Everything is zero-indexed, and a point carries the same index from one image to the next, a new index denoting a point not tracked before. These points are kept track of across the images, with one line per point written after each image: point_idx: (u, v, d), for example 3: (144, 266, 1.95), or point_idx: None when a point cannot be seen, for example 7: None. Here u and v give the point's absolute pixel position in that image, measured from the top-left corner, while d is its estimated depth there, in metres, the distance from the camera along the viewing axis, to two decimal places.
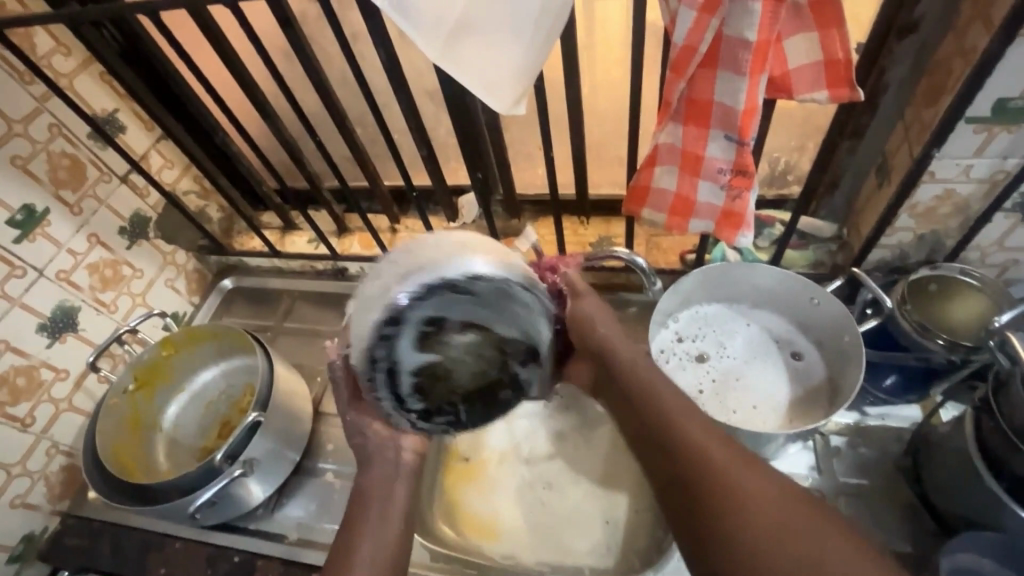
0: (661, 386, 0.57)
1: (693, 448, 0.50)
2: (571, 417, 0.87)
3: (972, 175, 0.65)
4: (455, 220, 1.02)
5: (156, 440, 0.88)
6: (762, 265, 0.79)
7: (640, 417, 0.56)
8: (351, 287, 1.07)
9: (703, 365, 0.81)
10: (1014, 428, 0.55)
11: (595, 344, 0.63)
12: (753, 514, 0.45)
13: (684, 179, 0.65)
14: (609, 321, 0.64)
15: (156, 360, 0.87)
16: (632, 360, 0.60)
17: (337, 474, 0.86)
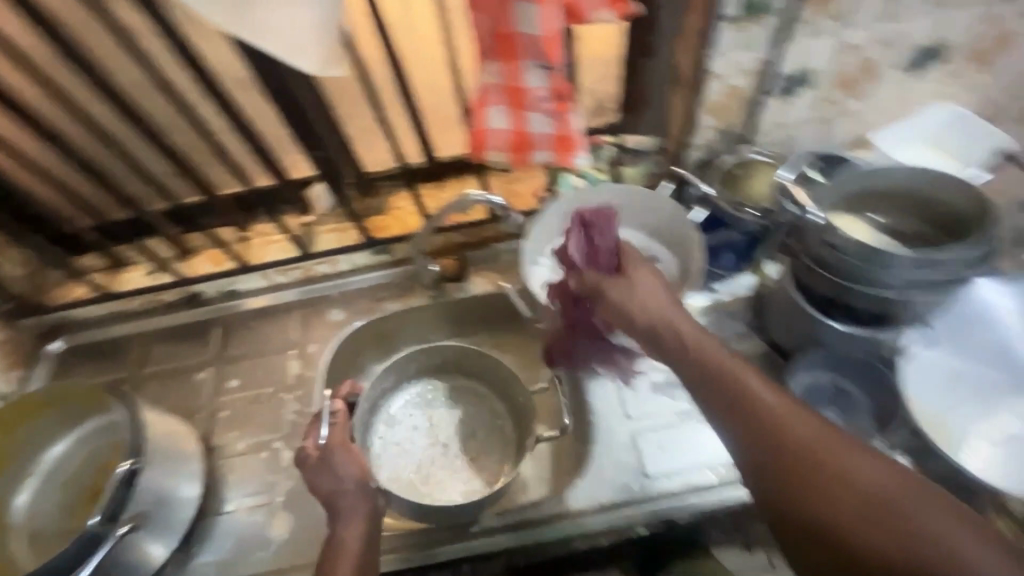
0: (730, 357, 0.55)
1: (773, 417, 0.51)
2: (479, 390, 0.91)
3: (742, 68, 0.77)
4: (309, 214, 0.99)
5: (10, 536, 0.75)
6: (607, 187, 0.87)
7: (704, 387, 0.55)
8: (213, 310, 0.98)
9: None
10: (812, 258, 0.67)
11: (622, 314, 0.61)
12: (823, 473, 0.47)
13: (515, 115, 0.69)
14: (647, 299, 0.60)
15: None
16: (697, 344, 0.56)
17: (246, 503, 0.80)
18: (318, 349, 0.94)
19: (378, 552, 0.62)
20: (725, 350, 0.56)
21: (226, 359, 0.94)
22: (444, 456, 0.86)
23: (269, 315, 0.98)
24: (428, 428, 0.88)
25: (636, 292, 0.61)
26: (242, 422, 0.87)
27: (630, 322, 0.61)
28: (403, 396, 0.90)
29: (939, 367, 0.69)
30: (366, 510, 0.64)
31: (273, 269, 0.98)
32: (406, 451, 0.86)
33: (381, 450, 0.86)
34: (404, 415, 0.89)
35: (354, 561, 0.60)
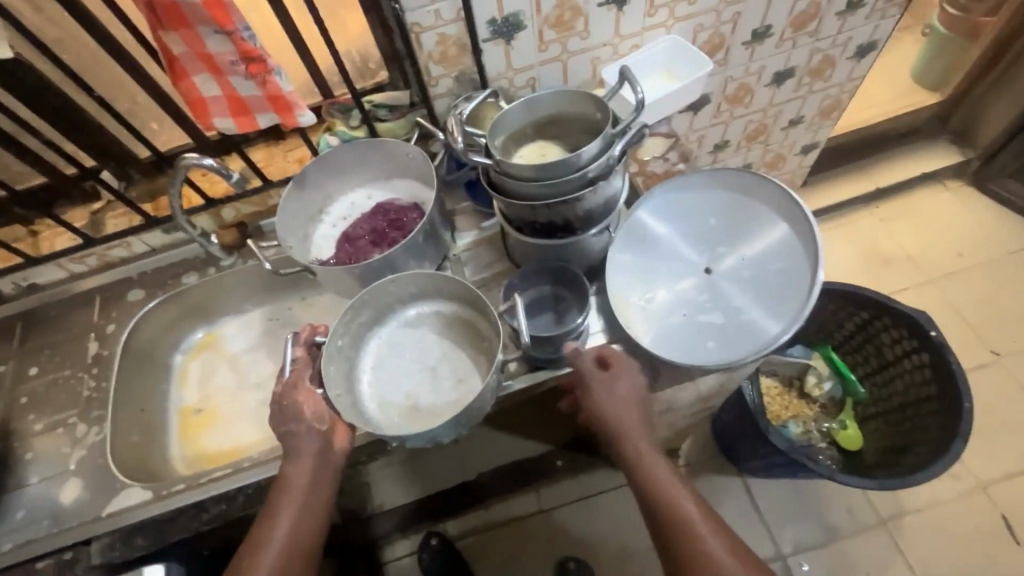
0: (660, 459, 0.73)
1: (675, 504, 0.70)
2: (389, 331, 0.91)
3: (446, 18, 0.84)
4: (97, 203, 1.03)
5: None
6: (351, 145, 0.95)
7: (645, 493, 0.72)
8: (12, 307, 1.01)
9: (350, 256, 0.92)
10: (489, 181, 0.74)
11: (607, 429, 0.75)
12: (695, 550, 0.67)
13: (219, 81, 0.75)
14: (634, 420, 0.74)
15: None
16: (637, 445, 0.73)
17: (43, 475, 0.85)
18: (117, 329, 0.98)
19: (324, 488, 0.74)
20: (659, 454, 0.73)
21: (28, 349, 0.98)
22: (429, 388, 0.86)
23: (66, 304, 1.01)
24: (417, 359, 0.89)
25: (614, 399, 0.73)
26: (41, 404, 0.92)
27: (609, 430, 0.74)
28: (383, 331, 0.91)
29: (633, 265, 0.79)
30: (316, 447, 0.74)
31: (65, 259, 1.00)
32: (395, 382, 0.87)
33: (375, 380, 0.87)
34: (396, 347, 0.90)
35: (298, 497, 0.73)
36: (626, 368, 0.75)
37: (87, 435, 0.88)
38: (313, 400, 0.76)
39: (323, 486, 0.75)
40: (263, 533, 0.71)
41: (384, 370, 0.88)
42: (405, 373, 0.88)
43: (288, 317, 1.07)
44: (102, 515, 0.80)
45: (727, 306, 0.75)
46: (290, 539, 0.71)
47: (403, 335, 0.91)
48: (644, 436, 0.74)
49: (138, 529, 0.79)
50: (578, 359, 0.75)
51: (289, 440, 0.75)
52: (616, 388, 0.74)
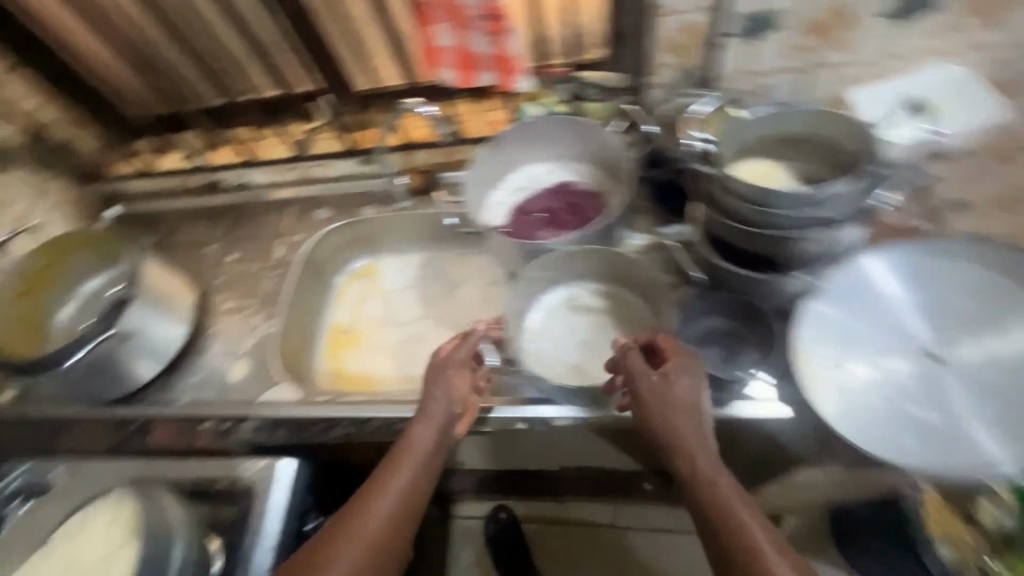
0: (720, 472, 0.62)
1: (736, 524, 0.58)
2: (548, 296, 0.87)
3: (697, 5, 0.78)
4: (309, 122, 1.12)
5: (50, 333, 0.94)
6: (552, 118, 0.92)
7: (703, 513, 0.60)
8: (226, 197, 1.16)
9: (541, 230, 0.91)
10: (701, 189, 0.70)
11: (660, 429, 0.66)
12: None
13: (456, 33, 0.76)
14: (694, 422, 0.65)
15: (39, 268, 0.96)
16: (692, 455, 0.63)
17: (221, 348, 0.98)
18: (303, 239, 1.09)
19: (438, 459, 0.74)
20: (719, 469, 0.63)
21: (232, 237, 1.12)
22: (592, 354, 0.82)
23: (266, 207, 1.14)
24: (571, 327, 0.85)
25: (670, 396, 0.67)
26: (231, 287, 1.05)
27: (659, 432, 0.66)
28: (545, 299, 0.87)
29: (835, 322, 0.68)
30: (441, 417, 0.75)
31: (276, 166, 1.12)
32: (556, 349, 0.83)
33: (528, 343, 0.84)
34: (547, 305, 0.87)
35: (418, 459, 0.72)
36: (682, 367, 0.68)
37: (260, 325, 0.99)
38: (463, 381, 0.79)
39: (439, 454, 0.74)
40: (381, 484, 0.70)
41: (541, 335, 0.85)
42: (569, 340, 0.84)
43: (441, 269, 1.11)
44: (255, 400, 0.91)
45: (945, 405, 0.63)
46: (405, 494, 0.69)
47: (564, 304, 0.87)
48: (702, 444, 0.64)
49: (280, 422, 0.87)
50: (628, 353, 0.72)
51: (427, 401, 0.77)
52: (676, 388, 0.67)
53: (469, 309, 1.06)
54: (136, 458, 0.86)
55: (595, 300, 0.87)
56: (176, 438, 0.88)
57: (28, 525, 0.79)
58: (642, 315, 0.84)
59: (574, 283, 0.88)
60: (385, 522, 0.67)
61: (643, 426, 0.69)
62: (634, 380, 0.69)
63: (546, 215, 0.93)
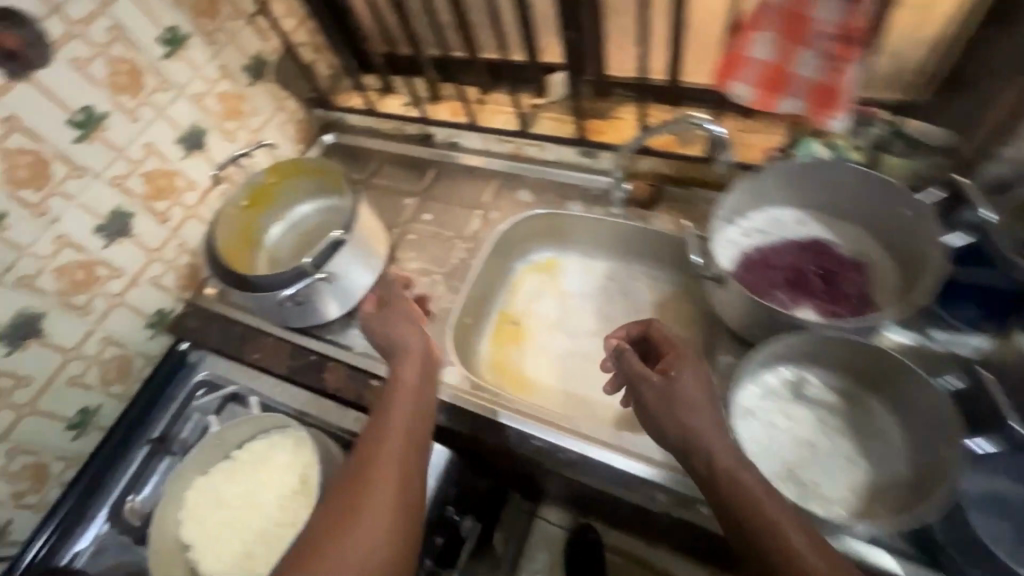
0: (739, 467, 0.55)
1: (780, 540, 0.49)
2: (776, 371, 0.73)
3: None
4: (540, 98, 1.05)
5: (260, 253, 1.03)
6: (846, 166, 0.76)
7: (750, 536, 0.51)
8: (434, 153, 1.14)
9: (789, 294, 0.78)
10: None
11: (676, 430, 0.59)
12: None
13: (783, 47, 0.63)
14: (709, 417, 0.58)
15: (265, 184, 1.00)
16: (710, 454, 0.56)
17: (402, 308, 0.97)
18: (499, 218, 1.04)
19: (422, 400, 0.69)
20: (742, 467, 0.55)
21: (430, 196, 1.10)
22: (812, 461, 0.69)
23: (471, 174, 1.10)
24: (792, 418, 0.71)
25: (688, 394, 0.60)
26: (420, 247, 1.03)
27: (668, 431, 0.59)
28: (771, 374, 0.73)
29: None
30: (421, 350, 0.73)
31: (493, 136, 1.06)
32: (770, 440, 0.70)
33: (743, 422, 0.70)
34: (767, 386, 0.73)
35: (406, 399, 0.67)
36: (682, 367, 0.63)
37: (441, 296, 0.97)
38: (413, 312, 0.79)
39: (426, 401, 0.69)
40: (383, 430, 0.64)
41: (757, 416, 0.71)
42: (787, 433, 0.70)
43: (631, 289, 1.01)
44: None
45: None
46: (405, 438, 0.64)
47: (790, 387, 0.73)
48: (721, 441, 0.56)
49: (444, 406, 0.85)
50: (626, 359, 0.68)
51: (391, 345, 0.75)
52: (685, 383, 0.61)
53: None
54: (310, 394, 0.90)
55: (825, 394, 0.73)
56: (346, 386, 0.89)
57: (219, 440, 0.78)
58: (891, 427, 0.69)
59: (807, 369, 0.74)
60: (396, 473, 0.61)
61: (654, 429, 0.62)
62: (639, 377, 0.65)
63: (790, 277, 0.79)
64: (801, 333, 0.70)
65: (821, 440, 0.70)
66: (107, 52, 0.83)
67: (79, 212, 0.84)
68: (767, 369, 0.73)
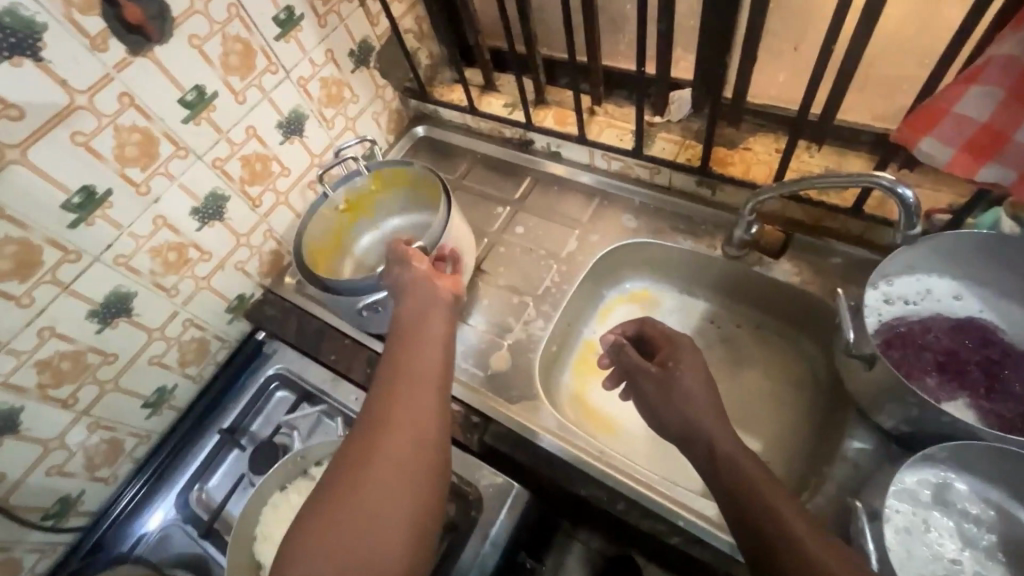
0: (738, 451, 0.56)
1: (767, 514, 0.51)
2: (922, 476, 0.64)
3: None
4: (659, 116, 0.96)
5: (345, 258, 1.01)
6: None
7: (741, 521, 0.53)
8: (531, 160, 1.08)
9: (941, 382, 0.68)
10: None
11: (682, 422, 0.61)
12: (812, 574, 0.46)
13: (1008, 109, 0.53)
14: (704, 403, 0.61)
15: (364, 191, 0.96)
16: (711, 443, 0.58)
17: (486, 328, 0.91)
18: (598, 242, 0.96)
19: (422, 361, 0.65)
20: (739, 450, 0.57)
21: (524, 207, 1.03)
22: None
23: (570, 189, 1.03)
24: (940, 534, 0.62)
25: (689, 392, 0.62)
26: (510, 263, 0.97)
27: (670, 421, 0.62)
28: (917, 476, 0.64)
29: None
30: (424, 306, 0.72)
31: (601, 152, 0.98)
32: (912, 557, 0.61)
33: (891, 539, 0.61)
34: (907, 488, 0.63)
35: (412, 370, 0.64)
36: (683, 361, 0.65)
37: (530, 321, 0.90)
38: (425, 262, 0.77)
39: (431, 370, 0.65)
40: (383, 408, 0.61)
41: (900, 529, 0.62)
42: (933, 553, 0.61)
43: (733, 336, 0.92)
44: (512, 408, 0.82)
45: None
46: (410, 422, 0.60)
47: (939, 496, 0.63)
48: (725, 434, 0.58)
49: (527, 445, 0.79)
50: (626, 354, 0.70)
51: (401, 287, 0.75)
52: (685, 374, 0.63)
53: (757, 404, 0.86)
54: None
55: (975, 506, 0.63)
56: None
57: (300, 457, 0.78)
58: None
59: (962, 478, 0.63)
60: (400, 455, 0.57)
61: (651, 419, 0.65)
62: (640, 371, 0.68)
63: (944, 365, 0.69)
64: (966, 442, 0.60)
65: (967, 561, 0.61)
66: (223, 30, 0.79)
67: (179, 192, 0.82)
68: (909, 469, 0.63)
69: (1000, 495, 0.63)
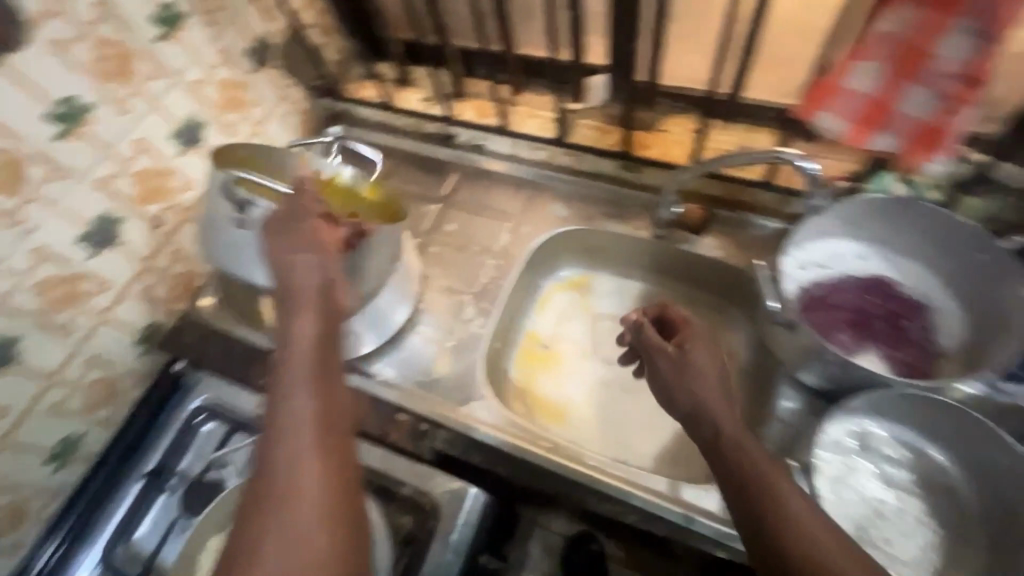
0: (746, 436, 0.55)
1: (781, 508, 0.50)
2: (843, 425, 0.69)
3: None
4: (578, 103, 0.96)
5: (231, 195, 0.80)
6: (926, 206, 0.71)
7: (747, 509, 0.52)
8: (456, 154, 1.04)
9: (857, 338, 0.73)
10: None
11: (692, 401, 0.59)
12: (824, 573, 0.46)
13: (893, 82, 0.57)
14: (714, 386, 0.59)
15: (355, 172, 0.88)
16: (718, 427, 0.56)
17: (427, 331, 0.88)
18: (532, 233, 0.95)
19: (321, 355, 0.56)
20: (749, 439, 0.55)
21: (454, 203, 1.01)
22: (885, 523, 0.65)
23: (499, 181, 1.02)
24: (862, 477, 0.68)
25: (702, 374, 0.60)
26: (445, 262, 0.95)
27: (685, 401, 0.59)
28: (840, 427, 0.69)
29: None
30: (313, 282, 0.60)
31: (524, 141, 0.99)
32: (841, 502, 0.66)
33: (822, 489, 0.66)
34: (834, 439, 0.69)
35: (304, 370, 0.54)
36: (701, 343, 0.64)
37: (471, 319, 0.89)
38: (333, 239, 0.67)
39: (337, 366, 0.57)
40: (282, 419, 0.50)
41: (829, 478, 0.67)
42: (859, 496, 0.66)
43: None
44: (459, 410, 0.81)
45: None
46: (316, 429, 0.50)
47: (859, 443, 0.69)
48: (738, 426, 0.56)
49: (479, 445, 0.78)
50: (644, 331, 0.68)
51: (283, 258, 0.61)
52: (700, 357, 0.62)
53: None
54: None
55: (891, 447, 0.69)
56: (370, 419, 0.81)
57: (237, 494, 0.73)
58: (959, 483, 0.66)
59: (877, 424, 0.70)
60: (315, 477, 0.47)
61: (660, 392, 0.63)
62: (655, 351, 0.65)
63: (855, 321, 0.75)
64: (882, 390, 0.66)
65: (890, 498, 0.67)
66: (92, 33, 0.71)
67: (59, 218, 0.72)
68: (835, 421, 0.69)
69: (912, 434, 0.69)
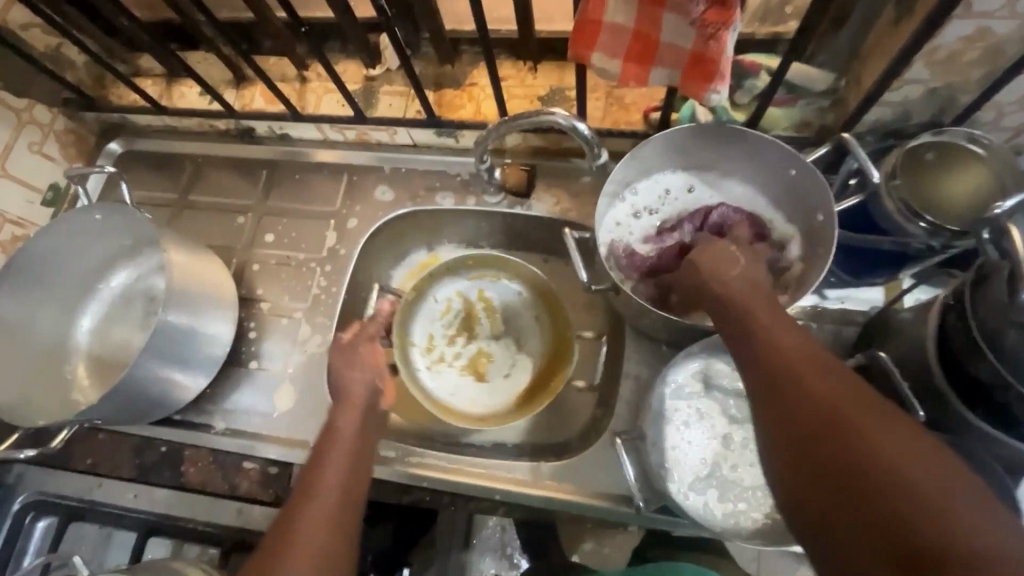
0: (749, 283, 0.54)
1: (772, 343, 0.48)
2: (685, 369, 0.68)
3: (1017, 10, 0.51)
4: (376, 67, 0.85)
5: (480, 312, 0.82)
6: (732, 130, 0.67)
7: (737, 332, 0.50)
8: (265, 150, 0.92)
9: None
10: (983, 332, 0.49)
11: (693, 271, 0.58)
12: (802, 382, 0.44)
13: (645, 11, 0.50)
14: (721, 259, 0.57)
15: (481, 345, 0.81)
16: (726, 280, 0.54)
17: (265, 362, 0.80)
18: (358, 226, 0.86)
19: (360, 454, 0.60)
20: (745, 280, 0.54)
21: (268, 208, 0.89)
22: (731, 456, 0.66)
23: (314, 172, 0.90)
24: (708, 416, 0.68)
25: (711, 255, 0.57)
26: (270, 279, 0.85)
27: (708, 272, 0.56)
28: (682, 371, 0.68)
29: None
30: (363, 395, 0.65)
31: (327, 125, 0.86)
32: (686, 446, 0.66)
33: (665, 438, 0.66)
34: (677, 385, 0.68)
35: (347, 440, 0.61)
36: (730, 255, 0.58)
37: (309, 339, 0.81)
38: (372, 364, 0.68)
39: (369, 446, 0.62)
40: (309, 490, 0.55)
41: (671, 426, 0.66)
42: (706, 436, 0.67)
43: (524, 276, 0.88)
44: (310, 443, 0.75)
45: None
46: (338, 507, 0.54)
47: (702, 383, 0.68)
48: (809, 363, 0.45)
49: None
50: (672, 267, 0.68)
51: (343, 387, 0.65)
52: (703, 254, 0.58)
53: None
54: (172, 493, 0.74)
55: (733, 379, 0.68)
56: (214, 475, 0.74)
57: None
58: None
59: (717, 359, 0.69)
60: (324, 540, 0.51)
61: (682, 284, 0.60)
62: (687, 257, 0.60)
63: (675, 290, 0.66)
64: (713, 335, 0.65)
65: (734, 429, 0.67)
66: None
67: None
68: (674, 368, 0.67)
69: None
